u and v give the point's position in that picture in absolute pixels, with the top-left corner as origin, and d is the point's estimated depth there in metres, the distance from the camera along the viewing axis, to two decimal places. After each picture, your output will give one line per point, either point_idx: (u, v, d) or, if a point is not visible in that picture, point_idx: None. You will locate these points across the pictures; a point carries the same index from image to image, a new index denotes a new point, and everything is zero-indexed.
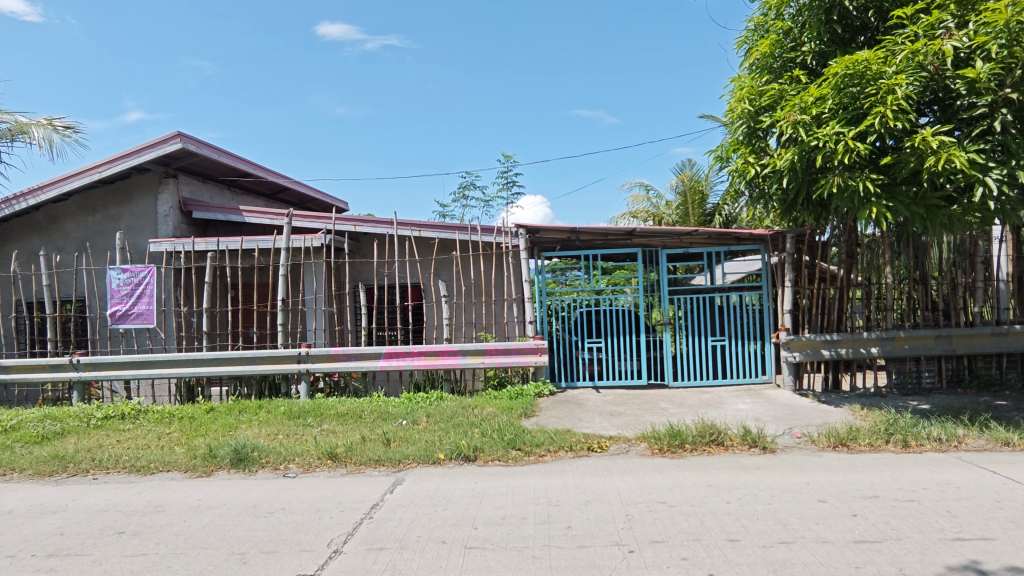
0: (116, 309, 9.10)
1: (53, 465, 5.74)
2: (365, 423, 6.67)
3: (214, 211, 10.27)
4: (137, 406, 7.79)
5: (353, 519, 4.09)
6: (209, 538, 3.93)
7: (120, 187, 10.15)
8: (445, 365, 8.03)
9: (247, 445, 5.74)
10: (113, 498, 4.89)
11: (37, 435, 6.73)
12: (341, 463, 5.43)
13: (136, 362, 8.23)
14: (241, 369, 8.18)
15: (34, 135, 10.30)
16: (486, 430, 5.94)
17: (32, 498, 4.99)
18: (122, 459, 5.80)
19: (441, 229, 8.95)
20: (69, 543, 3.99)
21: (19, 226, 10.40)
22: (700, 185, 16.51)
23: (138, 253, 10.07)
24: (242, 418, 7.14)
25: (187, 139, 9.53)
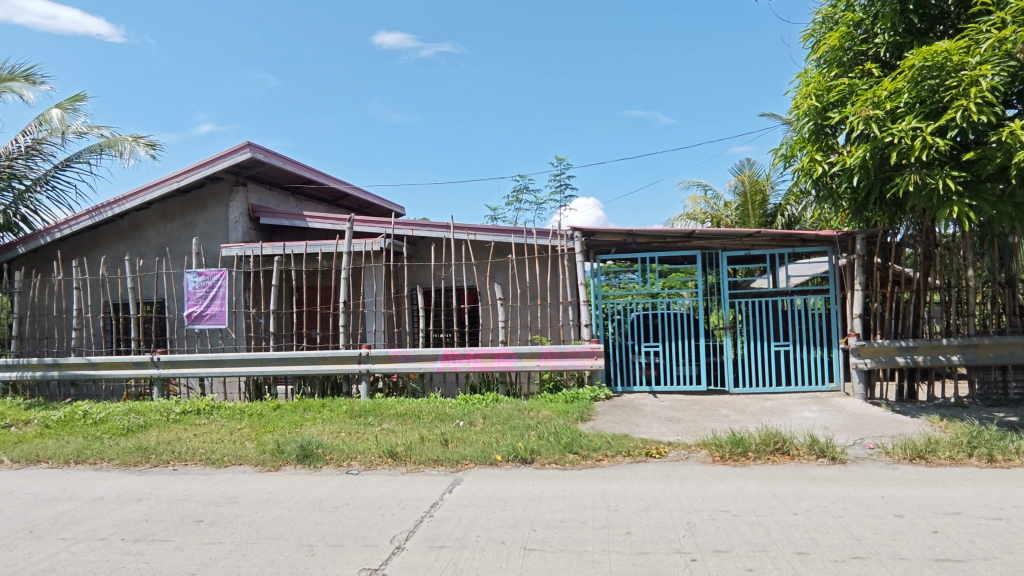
0: (192, 309, 9.63)
1: (137, 456, 6.15)
2: (423, 423, 6.81)
3: (280, 217, 10.73)
4: (211, 402, 8.24)
5: (414, 517, 4.18)
6: (279, 529, 4.12)
7: (195, 195, 10.77)
8: (501, 367, 8.09)
9: (312, 442, 5.96)
10: (192, 488, 5.19)
11: (123, 428, 7.23)
12: (401, 462, 5.56)
13: (210, 361, 8.70)
14: (305, 368, 8.51)
15: (120, 150, 11.07)
16: (543, 433, 5.95)
17: (120, 486, 5.37)
18: (198, 452, 6.14)
19: (497, 232, 9.04)
20: (154, 529, 4.27)
21: (107, 233, 11.20)
22: (761, 185, 15.97)
23: (211, 258, 10.64)
24: (307, 415, 7.43)
25: (256, 149, 10.02)
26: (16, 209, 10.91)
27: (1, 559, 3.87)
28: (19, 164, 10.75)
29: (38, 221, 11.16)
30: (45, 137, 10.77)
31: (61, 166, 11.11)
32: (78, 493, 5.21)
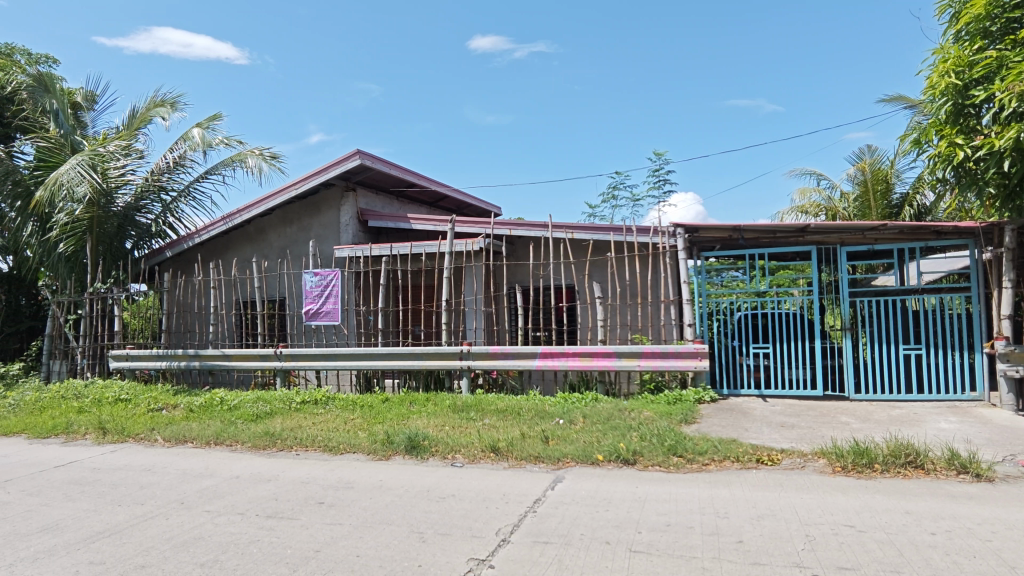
0: (310, 307, 10.38)
1: (265, 440, 6.75)
2: (523, 420, 6.90)
3: (386, 220, 11.30)
4: (327, 394, 8.86)
5: (518, 511, 4.26)
6: (392, 515, 4.35)
7: (311, 200, 11.61)
8: (600, 366, 8.01)
9: (419, 434, 6.23)
10: (313, 472, 5.61)
11: (253, 414, 7.96)
12: (503, 457, 5.68)
13: (326, 354, 9.35)
14: (411, 364, 8.91)
15: (248, 162, 12.16)
16: (645, 434, 5.83)
17: (252, 467, 5.92)
18: (316, 439, 6.62)
19: (596, 230, 8.97)
20: (282, 507, 4.66)
21: (237, 238, 12.36)
22: (884, 174, 14.54)
23: (325, 259, 11.42)
24: (413, 408, 7.78)
25: (364, 155, 10.61)
26: (164, 218, 12.32)
27: (160, 525, 4.40)
28: (166, 177, 12.12)
29: (181, 228, 12.54)
30: (186, 153, 12.08)
31: (199, 179, 12.39)
32: (218, 471, 5.81)
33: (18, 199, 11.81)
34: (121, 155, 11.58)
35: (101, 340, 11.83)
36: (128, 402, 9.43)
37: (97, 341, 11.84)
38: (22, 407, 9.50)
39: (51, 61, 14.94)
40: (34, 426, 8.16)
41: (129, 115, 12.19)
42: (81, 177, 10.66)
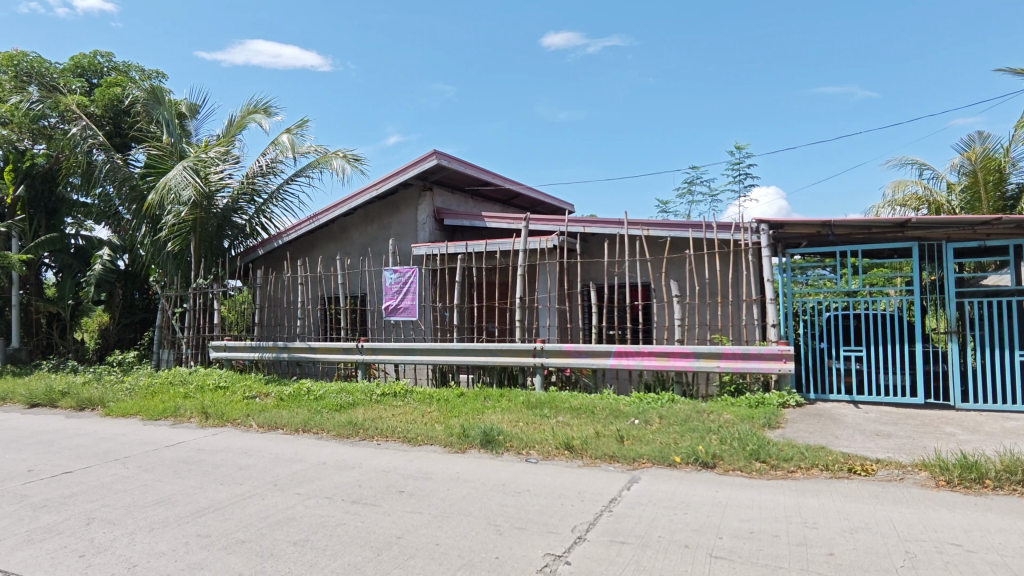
0: (389, 303, 10.77)
1: (349, 429, 7.09)
2: (597, 418, 6.86)
3: (461, 219, 11.54)
4: (404, 387, 9.18)
5: (594, 510, 4.24)
6: (469, 507, 4.45)
7: (390, 200, 12.03)
8: (677, 366, 7.81)
9: (494, 429, 6.33)
10: (394, 462, 5.84)
11: (337, 404, 8.39)
12: (578, 455, 5.67)
13: (404, 349, 9.68)
14: (485, 360, 9.06)
15: (332, 163, 12.76)
16: (726, 437, 5.65)
17: (338, 455, 6.23)
18: (396, 429, 6.88)
19: (673, 227, 8.73)
20: (366, 493, 4.89)
21: (322, 237, 13.03)
22: (997, 162, 13.25)
23: (403, 257, 11.80)
24: (488, 403, 7.91)
25: (441, 155, 10.86)
26: (257, 219, 13.17)
27: (257, 504, 4.73)
28: (259, 181, 12.93)
29: (272, 228, 13.35)
30: (277, 157, 12.85)
31: (289, 181, 13.14)
32: (307, 457, 6.16)
33: (133, 203, 12.99)
34: (220, 161, 12.51)
35: (203, 332, 12.82)
36: (226, 389, 10.19)
37: (199, 332, 12.84)
38: (137, 391, 10.48)
39: (160, 75, 16.31)
40: (147, 409, 8.98)
41: (227, 123, 13.10)
42: (186, 182, 11.58)
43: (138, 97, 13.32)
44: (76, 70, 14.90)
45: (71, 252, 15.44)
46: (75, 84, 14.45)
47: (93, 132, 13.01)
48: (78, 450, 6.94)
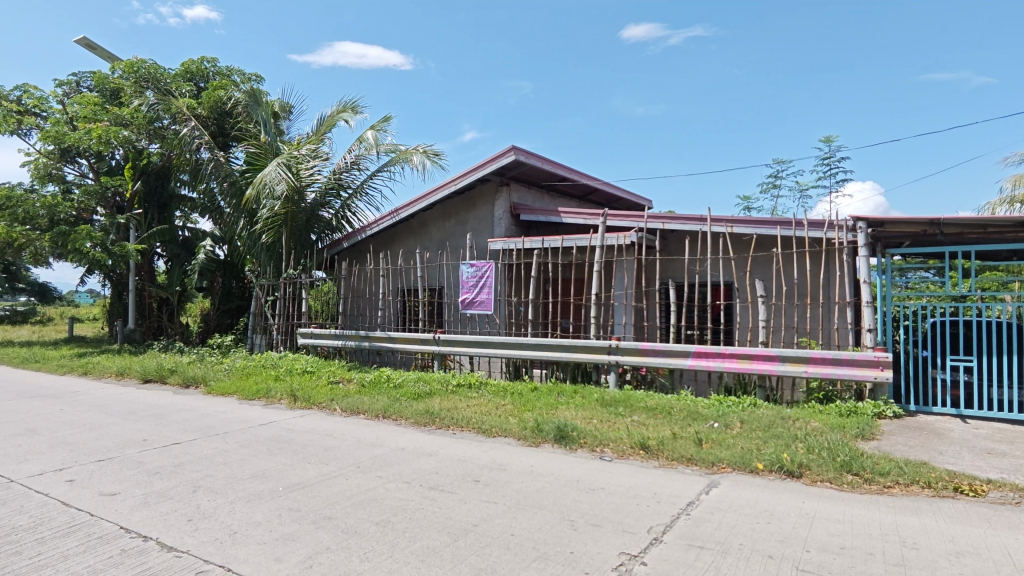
0: (466, 296, 11.00)
1: (426, 418, 7.31)
2: (674, 420, 6.70)
3: (538, 214, 11.58)
4: (479, 379, 9.35)
5: (671, 512, 4.15)
6: (543, 501, 4.48)
7: (469, 196, 12.25)
8: (761, 370, 7.48)
9: (568, 425, 6.33)
10: (469, 452, 5.97)
11: (415, 393, 8.68)
12: (654, 455, 5.58)
13: (479, 342, 9.84)
14: (559, 356, 9.05)
15: (413, 159, 13.14)
16: (814, 446, 5.36)
17: (415, 441, 6.45)
18: (470, 421, 7.02)
19: (759, 224, 8.35)
20: (443, 480, 5.03)
21: (402, 231, 13.47)
22: None
23: (480, 252, 11.98)
24: (561, 399, 7.91)
25: (519, 151, 10.93)
26: (343, 213, 13.81)
27: (342, 484, 4.98)
28: (345, 176, 13.55)
29: (356, 222, 13.95)
30: (362, 154, 13.41)
31: (372, 177, 13.68)
32: (387, 442, 6.41)
33: (233, 197, 13.95)
34: (310, 158, 13.21)
35: (292, 319, 13.61)
36: (313, 373, 10.81)
37: (288, 319, 13.63)
38: (234, 373, 11.30)
39: (259, 78, 17.41)
40: (243, 389, 9.66)
41: (317, 121, 13.79)
42: (280, 177, 12.31)
43: (240, 99, 14.29)
44: (187, 75, 16.18)
45: (178, 242, 16.84)
46: (185, 87, 15.70)
47: (201, 133, 14.07)
48: (184, 424, 7.57)
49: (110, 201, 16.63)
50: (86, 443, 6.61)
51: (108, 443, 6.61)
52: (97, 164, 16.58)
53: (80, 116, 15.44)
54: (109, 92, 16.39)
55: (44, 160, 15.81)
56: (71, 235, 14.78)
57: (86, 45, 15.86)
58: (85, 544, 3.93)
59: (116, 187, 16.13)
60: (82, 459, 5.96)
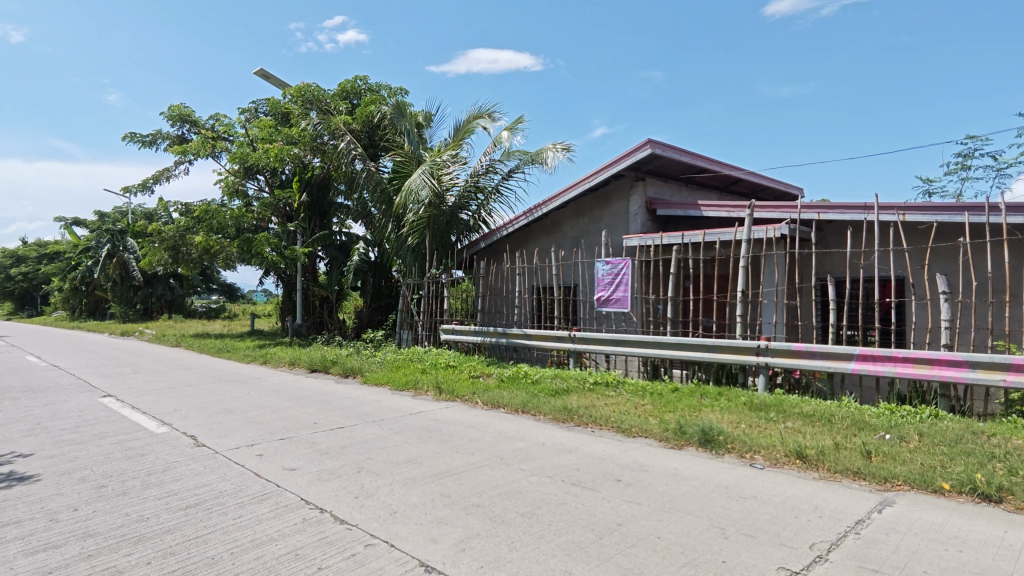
0: (601, 294, 10.82)
1: (565, 414, 7.40)
2: (836, 429, 6.11)
3: (676, 208, 11.18)
4: (617, 377, 9.26)
5: (837, 529, 3.80)
6: (690, 505, 4.33)
7: (603, 192, 12.14)
8: (943, 376, 6.56)
9: (713, 428, 6.05)
10: (609, 450, 5.94)
11: (553, 389, 8.82)
12: (812, 467, 5.14)
13: (616, 340, 9.70)
14: (701, 356, 8.64)
15: (545, 157, 13.31)
16: (1017, 468, 4.59)
17: (555, 437, 6.55)
18: (609, 419, 6.97)
19: (939, 210, 7.32)
20: (584, 477, 5.06)
21: (537, 230, 13.71)
22: None
23: (615, 249, 11.81)
24: (705, 401, 7.57)
25: (656, 144, 10.59)
26: (480, 214, 14.38)
27: (488, 474, 5.22)
28: (482, 178, 14.08)
29: (493, 222, 14.45)
30: (498, 157, 13.86)
31: (507, 177, 14.08)
32: (527, 436, 6.59)
33: (382, 204, 15.12)
34: (451, 163, 13.92)
35: (435, 316, 14.44)
36: (455, 368, 11.40)
37: (432, 316, 14.50)
38: (386, 365, 12.29)
39: (403, 91, 18.69)
40: (394, 380, 10.48)
41: (456, 128, 14.49)
42: (424, 183, 13.13)
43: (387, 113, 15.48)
44: (343, 94, 17.84)
45: (337, 246, 18.67)
46: (342, 106, 17.33)
47: (355, 146, 15.43)
48: (347, 410, 8.38)
49: (282, 210, 18.88)
50: (269, 423, 7.59)
51: (287, 424, 7.52)
52: (272, 179, 18.90)
53: (259, 138, 17.70)
54: (281, 115, 18.59)
55: (232, 178, 18.35)
56: (254, 242, 17.05)
57: (263, 76, 18.13)
58: (275, 511, 4.52)
59: (287, 199, 18.31)
60: (267, 436, 6.85)
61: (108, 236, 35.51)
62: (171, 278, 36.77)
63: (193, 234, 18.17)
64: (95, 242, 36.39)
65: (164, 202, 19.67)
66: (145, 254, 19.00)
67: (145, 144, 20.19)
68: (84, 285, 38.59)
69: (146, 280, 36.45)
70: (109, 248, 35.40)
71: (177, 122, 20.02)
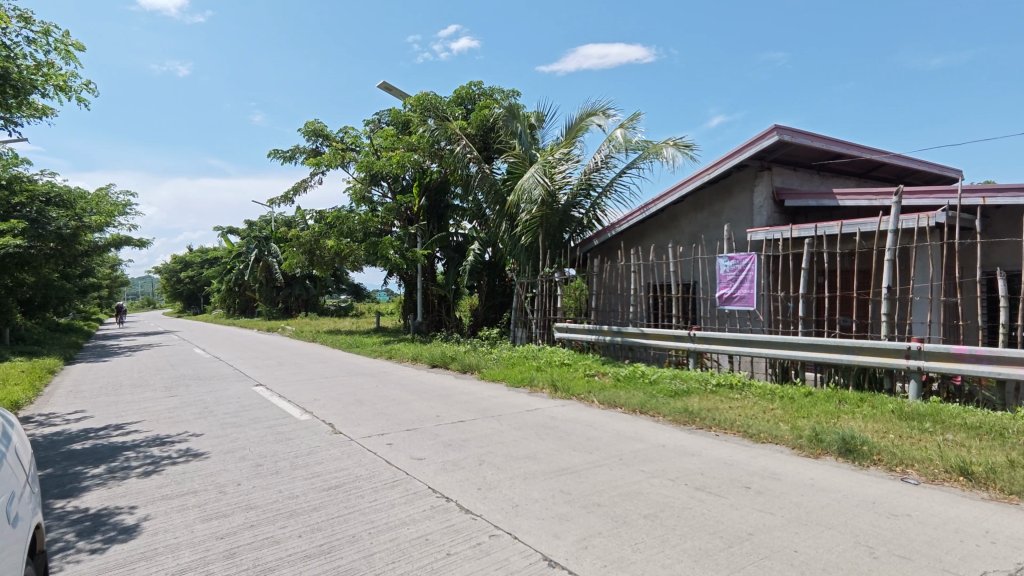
0: (724, 292, 10.25)
1: (685, 416, 7.14)
2: (1010, 444, 5.34)
3: (807, 198, 10.36)
4: (742, 379, 8.78)
5: (1014, 559, 3.33)
6: (832, 519, 4.00)
7: (723, 184, 11.54)
8: None
9: (855, 437, 5.54)
10: (736, 455, 5.65)
11: (672, 390, 8.54)
12: (980, 486, 4.53)
13: (740, 340, 9.18)
14: (839, 359, 7.92)
15: (662, 152, 12.88)
16: None
17: (676, 439, 6.34)
18: (735, 423, 6.63)
19: None
20: (710, 483, 4.85)
21: (652, 226, 13.35)
22: None
23: (739, 243, 11.17)
24: (844, 407, 6.95)
25: (784, 130, 9.87)
26: (593, 212, 14.28)
27: (608, 474, 5.17)
28: (595, 176, 13.95)
29: (606, 219, 14.28)
30: (611, 153, 13.66)
31: (621, 174, 13.83)
32: (647, 437, 6.45)
33: (496, 204, 15.49)
34: (563, 161, 13.92)
35: (549, 314, 14.54)
36: (570, 366, 11.42)
37: (546, 314, 14.61)
38: (502, 362, 12.57)
39: (515, 93, 19.01)
40: (511, 377, 10.73)
41: (569, 126, 14.47)
42: (537, 183, 13.25)
43: (500, 115, 15.68)
44: (459, 100, 18.52)
45: (453, 247, 19.47)
46: (457, 111, 17.96)
47: (470, 149, 15.93)
48: (467, 404, 8.70)
49: (403, 214, 20.01)
50: (397, 414, 8.09)
51: (413, 416, 7.97)
52: (394, 185, 20.08)
53: (383, 147, 18.88)
54: (401, 124, 19.68)
55: (359, 185, 19.74)
56: (380, 245, 18.23)
57: (385, 88, 19.32)
58: (406, 496, 4.81)
59: (407, 203, 19.41)
60: (396, 427, 7.31)
61: (256, 241, 39.72)
62: (307, 279, 40.29)
63: (326, 238, 19.78)
64: (246, 247, 40.87)
65: (302, 210, 21.63)
66: (287, 258, 20.99)
67: (286, 159, 22.33)
68: (237, 287, 43.44)
69: (286, 281, 40.30)
70: (257, 253, 39.65)
71: (312, 136, 21.91)
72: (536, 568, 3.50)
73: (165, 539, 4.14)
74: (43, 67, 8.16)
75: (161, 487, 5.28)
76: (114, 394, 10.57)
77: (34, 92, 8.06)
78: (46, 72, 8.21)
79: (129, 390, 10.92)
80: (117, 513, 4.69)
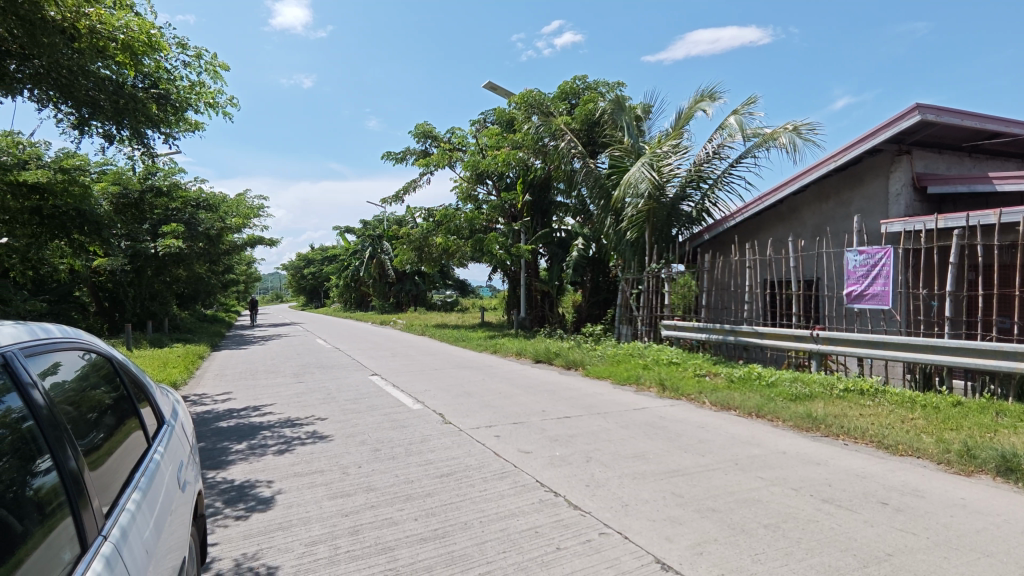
0: (852, 289, 9.41)
1: (809, 422, 6.64)
2: None
3: (954, 184, 9.25)
4: (875, 385, 8.01)
5: None
6: (990, 546, 3.54)
7: (853, 171, 10.57)
8: None
9: (1018, 455, 4.86)
10: (869, 468, 5.16)
11: (793, 394, 7.98)
12: None
13: (872, 341, 8.36)
14: (996, 365, 6.97)
15: (781, 139, 12.03)
16: None
17: (799, 447, 5.91)
18: (867, 432, 6.06)
19: None
20: (839, 495, 4.47)
21: (769, 218, 12.53)
22: None
23: (871, 236, 10.18)
24: (1003, 421, 6.13)
25: (927, 109, 8.86)
26: (704, 205, 13.68)
27: (723, 479, 4.93)
28: (707, 166, 13.38)
29: (718, 212, 13.63)
30: (724, 142, 12.99)
31: (734, 164, 13.11)
32: (765, 443, 6.08)
33: (601, 199, 15.31)
34: (672, 153, 13.46)
35: (655, 311, 14.11)
36: (678, 365, 11.04)
37: (652, 311, 14.20)
38: (606, 359, 12.43)
39: (621, 84, 18.62)
40: (616, 374, 10.58)
41: (677, 115, 13.95)
42: (644, 176, 12.90)
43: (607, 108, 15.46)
44: (563, 95, 18.50)
45: (556, 243, 19.44)
46: (561, 106, 17.93)
47: (575, 144, 15.86)
48: (572, 401, 8.69)
49: (507, 212, 20.37)
50: (503, 408, 8.25)
51: (519, 410, 8.08)
52: (499, 183, 20.47)
53: (488, 146, 19.31)
54: (506, 123, 20.01)
55: (466, 184, 20.34)
56: (485, 241, 18.70)
57: (491, 88, 19.72)
58: (515, 488, 4.89)
59: (512, 200, 19.74)
60: (503, 420, 7.45)
61: (370, 240, 42.19)
62: (417, 275, 42.20)
63: (433, 236, 20.59)
64: (362, 247, 43.56)
65: (412, 209, 22.68)
66: (398, 255, 22.10)
67: (398, 161, 23.52)
68: (354, 283, 46.43)
69: (397, 277, 42.43)
70: (371, 250, 42.12)
71: (422, 138, 22.88)
72: (648, 570, 3.41)
73: (298, 512, 4.53)
74: (196, 86, 9.13)
75: (293, 465, 5.79)
76: (252, 379, 11.73)
77: (189, 109, 9.05)
78: (200, 91, 9.20)
79: (264, 375, 12.07)
80: (257, 486, 5.20)
